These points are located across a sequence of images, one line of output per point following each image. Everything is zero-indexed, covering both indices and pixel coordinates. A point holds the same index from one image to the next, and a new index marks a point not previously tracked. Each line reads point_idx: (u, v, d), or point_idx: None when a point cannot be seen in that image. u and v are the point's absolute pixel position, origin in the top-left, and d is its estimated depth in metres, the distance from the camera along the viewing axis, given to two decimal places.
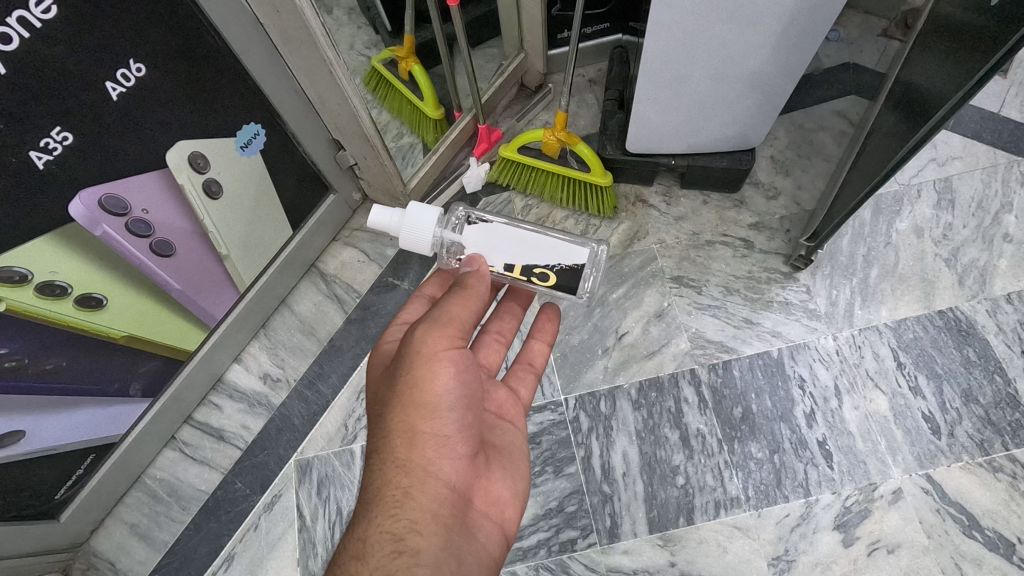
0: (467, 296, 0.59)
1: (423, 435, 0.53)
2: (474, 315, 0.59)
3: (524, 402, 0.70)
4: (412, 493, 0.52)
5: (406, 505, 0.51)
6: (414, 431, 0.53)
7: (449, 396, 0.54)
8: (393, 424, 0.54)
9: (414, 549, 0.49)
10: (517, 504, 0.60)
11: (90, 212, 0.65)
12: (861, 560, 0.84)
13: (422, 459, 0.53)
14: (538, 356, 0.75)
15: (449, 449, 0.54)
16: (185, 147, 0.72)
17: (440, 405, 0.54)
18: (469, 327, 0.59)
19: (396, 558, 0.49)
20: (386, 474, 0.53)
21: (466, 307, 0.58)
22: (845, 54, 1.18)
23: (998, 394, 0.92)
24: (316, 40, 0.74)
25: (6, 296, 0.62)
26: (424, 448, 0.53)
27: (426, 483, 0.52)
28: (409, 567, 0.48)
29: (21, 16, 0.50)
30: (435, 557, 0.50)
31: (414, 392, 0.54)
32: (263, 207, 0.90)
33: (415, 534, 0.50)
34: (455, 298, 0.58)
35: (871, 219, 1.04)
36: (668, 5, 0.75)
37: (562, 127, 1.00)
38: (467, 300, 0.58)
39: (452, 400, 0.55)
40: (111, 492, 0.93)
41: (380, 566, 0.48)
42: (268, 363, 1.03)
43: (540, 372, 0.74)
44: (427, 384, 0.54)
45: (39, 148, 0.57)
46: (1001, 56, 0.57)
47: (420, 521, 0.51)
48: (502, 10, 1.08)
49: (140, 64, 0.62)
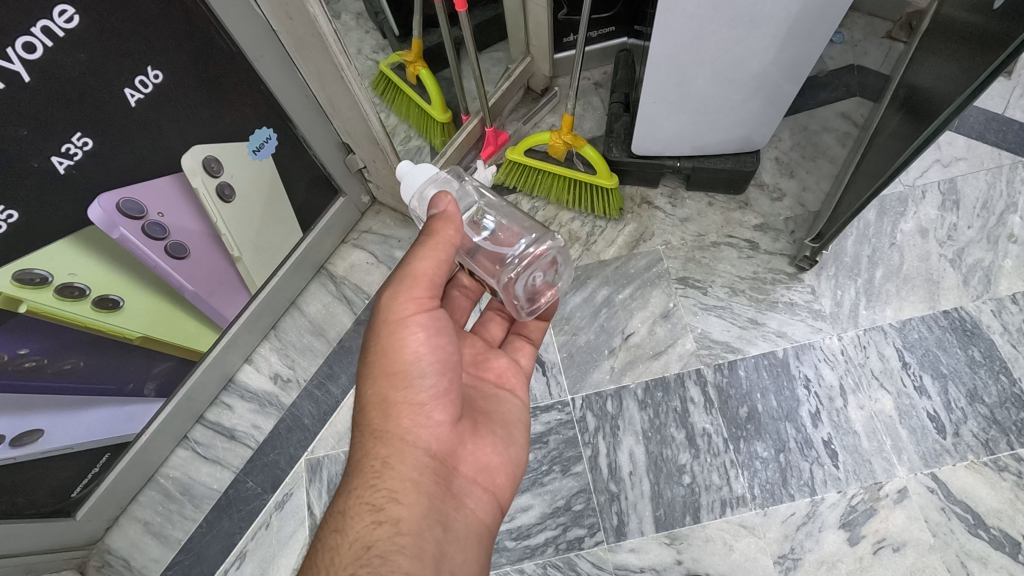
0: (435, 246, 0.57)
1: (398, 404, 0.55)
2: (444, 268, 0.58)
3: (522, 370, 0.72)
4: (390, 462, 0.53)
5: (385, 475, 0.53)
6: (389, 399, 0.55)
7: (425, 363, 0.56)
8: (369, 396, 0.56)
9: (395, 518, 0.51)
10: (507, 470, 0.61)
11: (108, 215, 0.67)
12: (866, 559, 0.85)
13: (399, 428, 0.54)
14: (535, 331, 0.77)
15: (427, 417, 0.55)
16: (201, 151, 0.73)
17: (412, 372, 0.56)
18: (438, 286, 0.59)
19: (377, 527, 0.50)
20: (366, 447, 0.55)
21: (434, 260, 0.57)
22: (849, 56, 1.19)
23: (1004, 394, 0.92)
24: (328, 47, 0.74)
25: (27, 297, 0.64)
26: (401, 417, 0.55)
27: (405, 451, 0.54)
28: (391, 536, 0.50)
29: (45, 26, 0.52)
30: (417, 525, 0.51)
31: (387, 362, 0.56)
32: (275, 209, 0.92)
33: (395, 503, 0.52)
34: (422, 253, 0.57)
35: (875, 219, 1.05)
36: (672, 9, 0.77)
37: (569, 130, 1.01)
38: (433, 249, 0.57)
39: (428, 367, 0.56)
40: (125, 490, 0.95)
41: (362, 536, 0.50)
42: (278, 364, 1.05)
43: (537, 345, 0.76)
44: (398, 352, 0.56)
45: (60, 153, 0.59)
46: (1006, 56, 0.57)
47: (400, 490, 0.52)
48: (507, 15, 1.10)
49: (158, 71, 0.63)
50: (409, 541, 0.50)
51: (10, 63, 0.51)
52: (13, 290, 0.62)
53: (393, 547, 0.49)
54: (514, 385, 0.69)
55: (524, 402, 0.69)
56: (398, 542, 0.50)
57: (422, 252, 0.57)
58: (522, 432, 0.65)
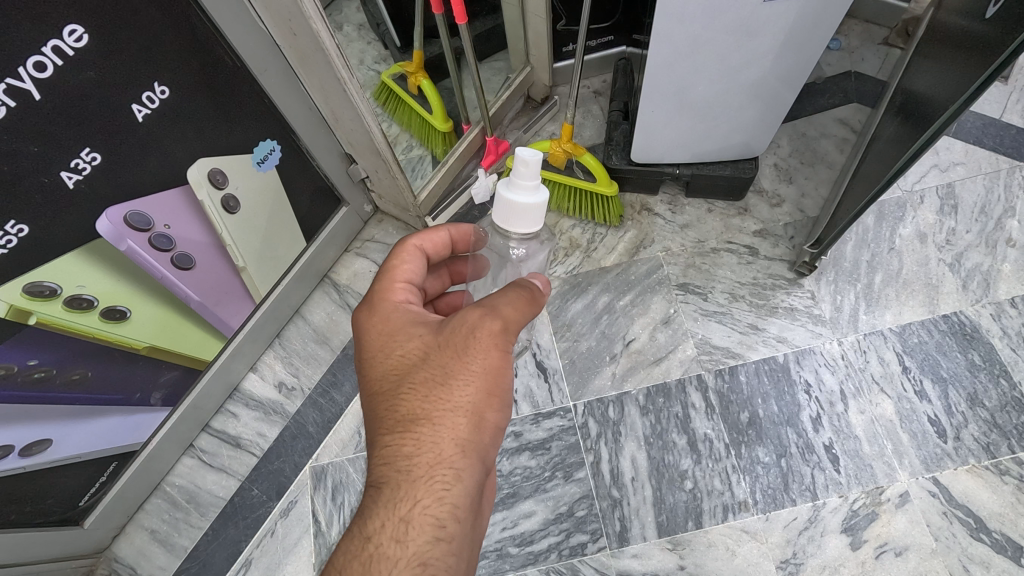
0: (535, 300, 0.54)
1: (486, 419, 0.50)
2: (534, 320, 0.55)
3: None
4: (461, 476, 0.48)
5: (454, 491, 0.48)
6: (482, 413, 0.49)
7: (512, 386, 0.52)
8: (459, 399, 0.49)
9: (454, 537, 0.47)
10: None
11: (116, 227, 0.68)
12: (869, 563, 0.85)
13: (480, 441, 0.50)
14: None
15: (500, 434, 0.52)
16: (206, 164, 0.75)
17: (505, 394, 0.51)
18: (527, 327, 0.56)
19: (435, 545, 0.46)
20: (440, 450, 0.48)
21: (533, 312, 0.54)
22: (847, 63, 1.20)
23: (1004, 398, 0.93)
24: (331, 60, 0.76)
25: (37, 310, 0.65)
26: (485, 433, 0.50)
27: (479, 468, 0.49)
28: (446, 555, 0.47)
29: (56, 45, 0.53)
30: (468, 544, 0.49)
31: (489, 375, 0.50)
32: (278, 219, 0.93)
33: (456, 519, 0.48)
34: (529, 299, 0.53)
35: (874, 225, 1.06)
36: (670, 18, 0.77)
37: (569, 139, 1.02)
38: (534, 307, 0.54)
39: (513, 390, 0.52)
40: (132, 498, 0.96)
41: (419, 553, 0.46)
42: (283, 372, 1.06)
43: None
44: (501, 372, 0.50)
45: (70, 168, 0.60)
46: (1003, 61, 0.58)
47: (464, 509, 0.48)
48: (507, 25, 1.12)
49: (164, 87, 0.65)
50: (459, 562, 0.48)
51: (23, 82, 0.52)
52: (23, 302, 0.63)
53: (448, 568, 0.47)
54: None
55: None
56: (451, 562, 0.47)
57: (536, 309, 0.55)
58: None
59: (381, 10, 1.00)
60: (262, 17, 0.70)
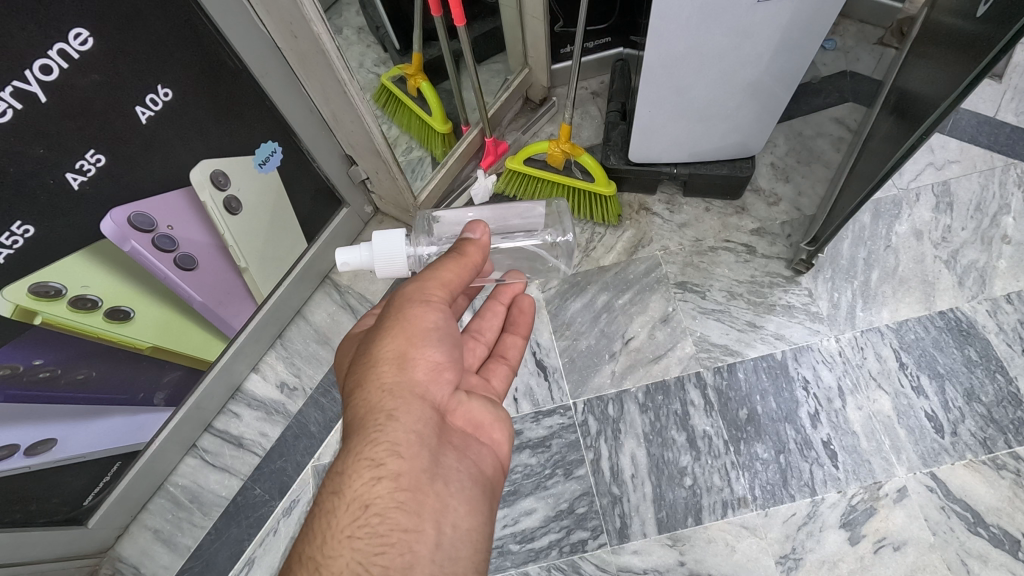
0: (463, 259, 0.62)
1: (410, 361, 0.56)
2: (466, 279, 0.63)
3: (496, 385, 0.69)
4: (394, 415, 0.53)
5: (388, 429, 0.52)
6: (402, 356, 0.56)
7: (436, 329, 0.58)
8: (381, 354, 0.57)
9: (396, 473, 0.50)
10: (503, 427, 0.61)
11: (119, 228, 0.69)
12: (867, 558, 0.86)
13: (408, 383, 0.55)
14: (512, 349, 0.74)
15: (437, 373, 0.57)
16: (208, 166, 0.76)
17: (426, 335, 0.58)
18: (459, 288, 0.63)
19: (377, 484, 0.50)
20: (370, 400, 0.54)
21: (459, 268, 0.62)
22: (842, 62, 1.21)
23: (1000, 393, 0.93)
24: (331, 63, 0.77)
25: (42, 310, 0.66)
26: (412, 374, 0.56)
27: (410, 405, 0.54)
28: (392, 492, 0.50)
29: (61, 49, 0.54)
30: (417, 479, 0.51)
31: (403, 324, 0.58)
32: (280, 220, 0.93)
33: (396, 457, 0.51)
34: (450, 261, 0.62)
35: (871, 222, 1.07)
36: (666, 19, 0.78)
37: (566, 139, 1.03)
38: (460, 263, 0.62)
39: (437, 332, 0.58)
40: (136, 498, 0.97)
41: (360, 495, 0.49)
42: (284, 372, 1.07)
43: (515, 365, 0.73)
44: (415, 317, 0.58)
45: (74, 169, 0.61)
46: (996, 56, 0.59)
47: (403, 444, 0.52)
48: (506, 28, 1.13)
49: (168, 90, 0.66)
50: (407, 497, 0.50)
51: (28, 85, 0.53)
52: (29, 302, 0.64)
53: (392, 505, 0.49)
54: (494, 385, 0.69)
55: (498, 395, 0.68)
56: (397, 498, 0.49)
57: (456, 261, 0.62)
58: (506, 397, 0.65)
59: (381, 13, 1.02)
60: (262, 18, 0.71)
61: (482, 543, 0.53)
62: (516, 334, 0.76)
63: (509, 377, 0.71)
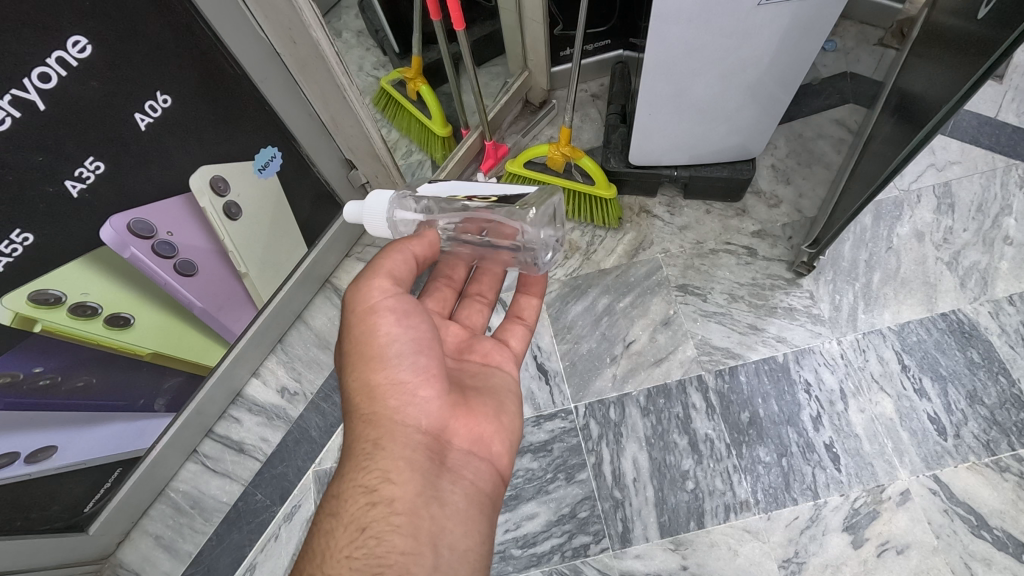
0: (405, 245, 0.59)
1: (380, 386, 0.55)
2: (410, 268, 0.59)
3: (511, 351, 0.71)
4: (381, 443, 0.54)
5: (376, 457, 0.53)
6: (373, 381, 0.56)
7: (398, 344, 0.56)
8: (354, 383, 0.56)
9: (389, 498, 0.51)
10: (504, 438, 0.60)
11: (119, 235, 0.69)
12: (870, 561, 0.85)
13: (385, 409, 0.55)
14: (526, 310, 0.75)
15: (420, 392, 0.56)
16: (208, 171, 0.75)
17: (390, 353, 0.56)
18: (407, 278, 0.59)
19: (371, 509, 0.51)
20: (357, 430, 0.55)
21: (399, 257, 0.58)
22: (843, 64, 1.21)
23: (1003, 395, 0.93)
24: (331, 68, 0.80)
25: (42, 317, 0.66)
26: (386, 400, 0.55)
27: (397, 430, 0.54)
28: (385, 516, 0.50)
29: (60, 56, 0.54)
30: (411, 502, 0.51)
31: (365, 347, 0.56)
32: (280, 224, 0.93)
33: (388, 483, 0.52)
34: (389, 252, 0.58)
35: (872, 224, 1.07)
36: (666, 21, 0.78)
37: (566, 142, 1.03)
38: (394, 251, 0.58)
39: (403, 347, 0.56)
40: (137, 504, 0.96)
41: (356, 518, 0.51)
42: (285, 377, 1.06)
43: (531, 326, 0.75)
44: (372, 336, 0.56)
45: (74, 177, 0.61)
46: (996, 60, 0.59)
47: (392, 470, 0.52)
48: (505, 31, 1.13)
49: (167, 96, 0.65)
50: (403, 521, 0.50)
51: (27, 93, 0.53)
52: (29, 310, 0.64)
53: (388, 528, 0.50)
54: (501, 362, 0.69)
55: (514, 375, 0.68)
56: (393, 522, 0.50)
57: (405, 247, 0.59)
58: (515, 402, 0.64)
59: (379, 16, 1.07)
60: (262, 24, 0.71)
61: (483, 558, 0.54)
62: (529, 294, 0.75)
63: (526, 339, 0.74)
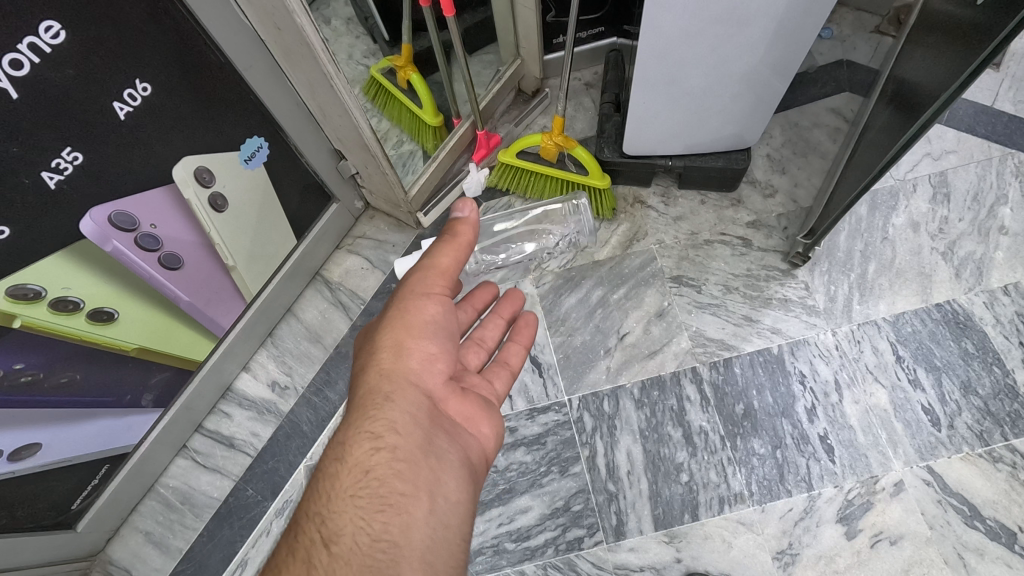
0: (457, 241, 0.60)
1: (408, 350, 0.57)
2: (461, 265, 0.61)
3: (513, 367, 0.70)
4: (394, 396, 0.54)
5: (387, 406, 0.53)
6: (401, 346, 0.57)
7: (434, 324, 0.59)
8: (379, 347, 0.58)
9: (393, 445, 0.51)
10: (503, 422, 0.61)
11: (100, 228, 0.67)
12: (864, 552, 0.86)
13: (404, 370, 0.56)
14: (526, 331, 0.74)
15: (431, 363, 0.57)
16: (192, 162, 0.74)
17: (423, 330, 0.58)
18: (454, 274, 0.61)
19: (375, 453, 0.51)
20: (371, 383, 0.55)
21: (453, 252, 0.60)
22: (839, 51, 1.19)
23: (997, 385, 0.93)
24: (317, 58, 0.75)
25: (21, 312, 0.64)
26: (408, 362, 0.56)
27: (409, 389, 0.55)
28: (390, 460, 0.50)
29: (32, 42, 0.52)
30: (416, 451, 0.52)
31: (401, 319, 0.58)
32: (268, 216, 0.92)
33: (394, 431, 0.52)
34: (443, 249, 0.61)
35: (868, 214, 1.06)
36: (660, 8, 0.76)
37: (560, 132, 1.01)
38: (455, 246, 0.60)
39: (435, 326, 0.59)
40: (126, 501, 0.95)
41: (360, 462, 0.50)
42: (275, 371, 1.05)
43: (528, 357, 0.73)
44: (410, 312, 0.58)
45: (51, 168, 0.59)
46: (996, 47, 0.57)
47: (400, 421, 0.52)
48: (497, 18, 1.10)
49: (146, 84, 0.64)
50: (404, 467, 0.50)
51: None
52: (8, 305, 0.62)
53: (391, 472, 0.50)
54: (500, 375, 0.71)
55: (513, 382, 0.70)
56: (395, 466, 0.50)
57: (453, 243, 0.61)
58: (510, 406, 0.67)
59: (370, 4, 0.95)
60: (245, 11, 0.69)
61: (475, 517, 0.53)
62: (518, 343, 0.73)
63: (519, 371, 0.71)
